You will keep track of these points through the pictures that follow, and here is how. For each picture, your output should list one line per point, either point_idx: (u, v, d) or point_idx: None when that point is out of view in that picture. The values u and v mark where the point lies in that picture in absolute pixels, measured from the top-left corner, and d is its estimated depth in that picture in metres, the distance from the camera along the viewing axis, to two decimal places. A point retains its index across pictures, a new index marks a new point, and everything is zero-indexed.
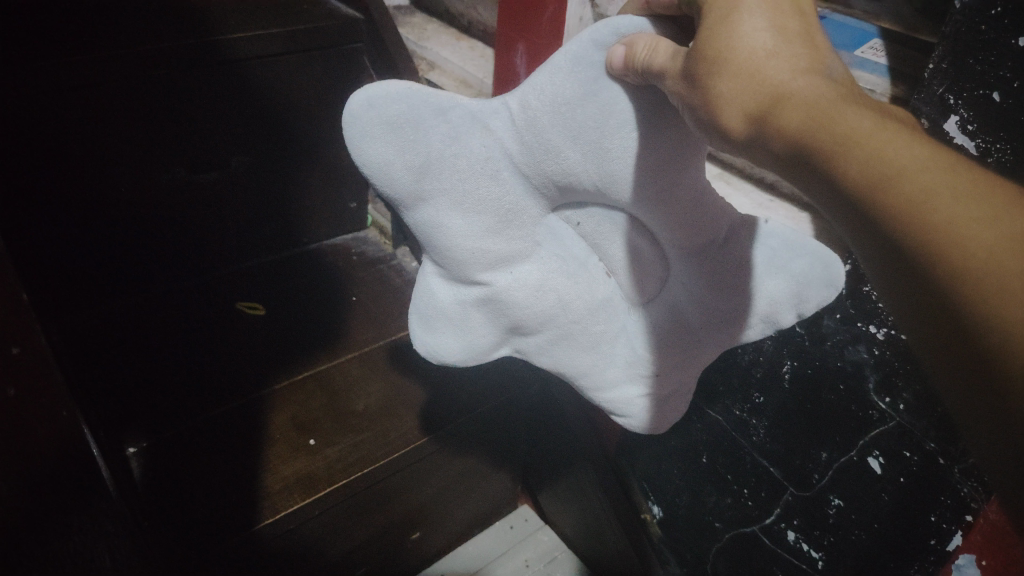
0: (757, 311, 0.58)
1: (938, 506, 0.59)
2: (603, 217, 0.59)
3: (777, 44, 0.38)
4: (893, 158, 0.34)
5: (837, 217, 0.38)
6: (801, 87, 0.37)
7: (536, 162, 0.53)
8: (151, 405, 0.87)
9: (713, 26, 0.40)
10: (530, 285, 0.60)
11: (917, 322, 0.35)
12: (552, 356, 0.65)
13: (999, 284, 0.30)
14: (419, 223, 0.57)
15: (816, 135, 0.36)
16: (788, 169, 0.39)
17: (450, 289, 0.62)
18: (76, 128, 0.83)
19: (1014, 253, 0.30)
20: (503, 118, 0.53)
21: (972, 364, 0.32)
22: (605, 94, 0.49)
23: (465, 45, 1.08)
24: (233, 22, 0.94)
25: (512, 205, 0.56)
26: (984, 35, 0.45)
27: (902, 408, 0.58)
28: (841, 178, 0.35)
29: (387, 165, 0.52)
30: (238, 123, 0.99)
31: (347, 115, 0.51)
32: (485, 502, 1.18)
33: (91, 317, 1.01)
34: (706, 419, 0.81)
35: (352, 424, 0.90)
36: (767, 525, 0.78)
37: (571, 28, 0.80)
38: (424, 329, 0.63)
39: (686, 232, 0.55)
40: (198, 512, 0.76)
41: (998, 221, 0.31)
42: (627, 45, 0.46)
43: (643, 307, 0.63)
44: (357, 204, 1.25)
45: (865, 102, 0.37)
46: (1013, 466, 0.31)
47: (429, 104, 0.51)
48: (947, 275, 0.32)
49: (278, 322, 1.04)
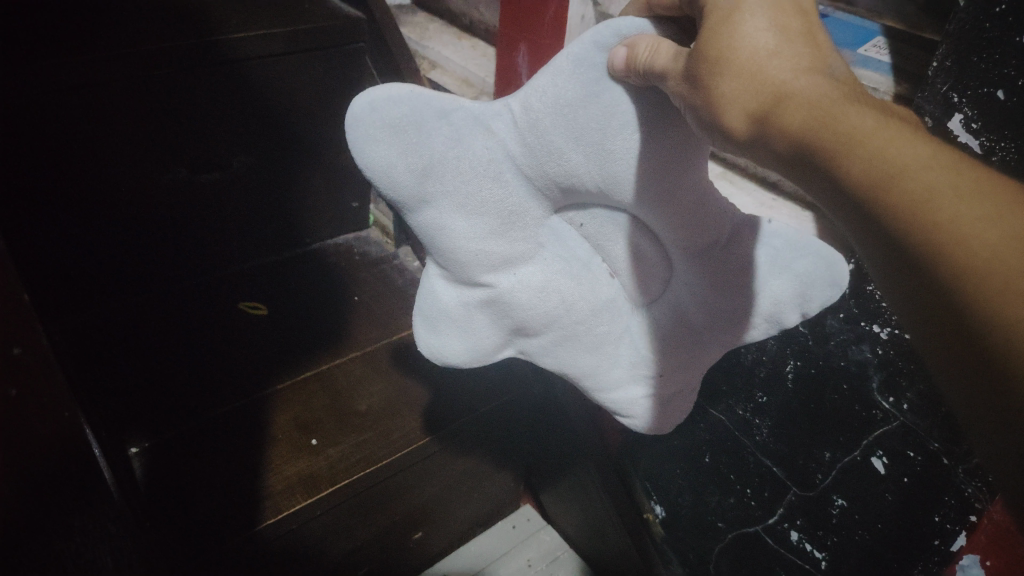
0: (760, 311, 0.57)
1: (942, 507, 0.59)
2: (606, 218, 0.59)
3: (778, 44, 0.38)
4: (895, 158, 0.34)
5: (839, 216, 0.38)
6: (804, 87, 0.37)
7: (539, 163, 0.53)
8: (152, 405, 0.87)
9: (715, 27, 0.39)
10: (534, 287, 0.60)
11: (918, 320, 0.35)
12: (556, 358, 0.65)
13: (1000, 283, 0.30)
14: (422, 225, 0.56)
15: (819, 135, 0.36)
16: (790, 169, 0.39)
17: (453, 291, 0.61)
18: (78, 129, 0.83)
19: (1016, 252, 0.30)
20: (505, 120, 0.53)
21: (975, 364, 0.32)
22: (607, 96, 0.49)
23: (467, 45, 1.08)
24: (234, 22, 0.94)
25: (515, 206, 0.56)
26: (987, 33, 0.45)
27: (905, 408, 0.58)
28: (843, 176, 0.35)
29: (389, 168, 0.52)
30: (240, 123, 0.99)
31: (349, 117, 0.50)
32: (487, 501, 1.18)
33: (93, 317, 1.01)
34: (709, 419, 0.81)
35: (354, 423, 0.90)
36: (770, 525, 0.78)
37: (574, 28, 0.79)
38: (427, 331, 0.63)
39: (689, 233, 0.55)
40: (200, 512, 0.76)
41: (1000, 221, 0.31)
42: (628, 46, 0.46)
43: (646, 307, 0.64)
44: (359, 203, 1.25)
45: (867, 100, 0.37)
46: (1014, 469, 0.31)
47: (432, 106, 0.50)
48: (949, 274, 0.32)
49: (281, 322, 1.05)
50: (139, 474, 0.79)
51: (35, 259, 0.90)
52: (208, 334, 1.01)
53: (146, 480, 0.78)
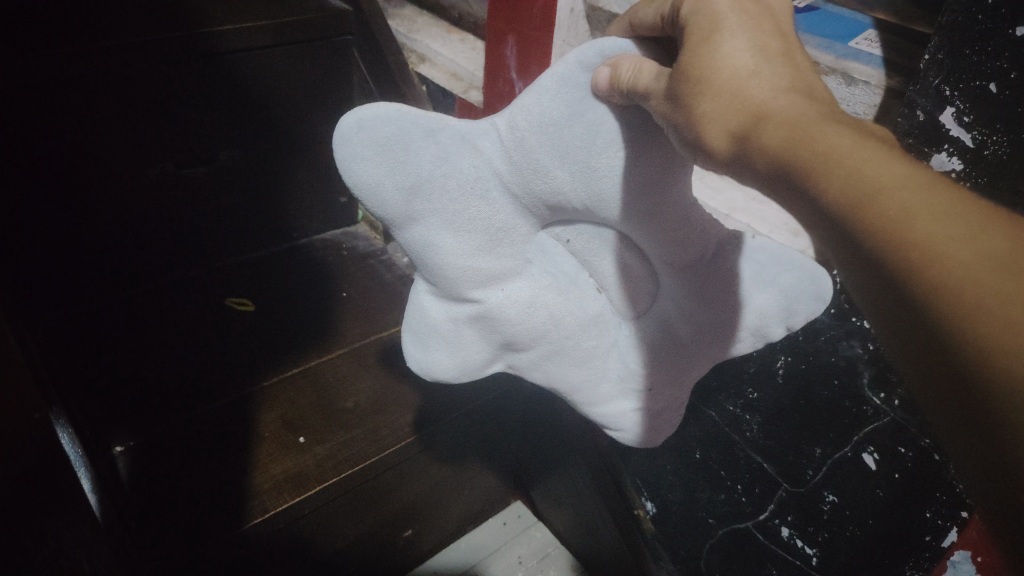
0: (746, 325, 0.57)
1: (933, 503, 0.58)
2: (593, 234, 0.58)
3: (757, 63, 0.38)
4: (873, 178, 0.33)
5: (819, 237, 0.36)
6: (784, 105, 0.36)
7: (525, 181, 0.52)
8: (137, 403, 0.86)
9: (694, 47, 0.40)
10: (521, 302, 0.59)
11: (897, 342, 0.34)
12: (545, 373, 0.64)
13: (973, 302, 0.30)
14: (410, 243, 0.55)
15: (797, 155, 0.35)
16: (769, 186, 0.38)
17: (442, 307, 0.60)
18: (56, 122, 0.82)
19: (992, 273, 0.30)
20: (492, 139, 0.52)
21: (950, 387, 0.31)
22: (591, 115, 0.48)
23: (456, 37, 1.07)
24: (219, 14, 0.92)
25: (502, 224, 0.55)
26: (980, 26, 0.44)
27: (896, 404, 0.58)
28: (822, 197, 0.34)
29: (376, 186, 0.51)
30: (225, 116, 0.98)
31: (337, 137, 0.49)
32: (478, 499, 1.18)
33: (72, 313, 0.99)
34: (700, 416, 0.80)
35: (342, 421, 0.89)
36: (760, 521, 0.77)
37: (562, 20, 0.76)
38: (417, 346, 0.63)
39: (675, 248, 0.54)
40: (186, 514, 0.75)
41: (975, 239, 0.30)
42: (611, 66, 0.45)
43: (634, 321, 0.63)
44: (347, 199, 1.23)
45: (847, 121, 0.36)
46: (992, 485, 0.30)
47: (418, 126, 0.49)
48: (925, 295, 0.31)
49: (269, 319, 1.03)
50: (121, 473, 0.78)
51: (19, 257, 0.89)
52: (192, 332, 0.99)
53: (128, 480, 0.77)
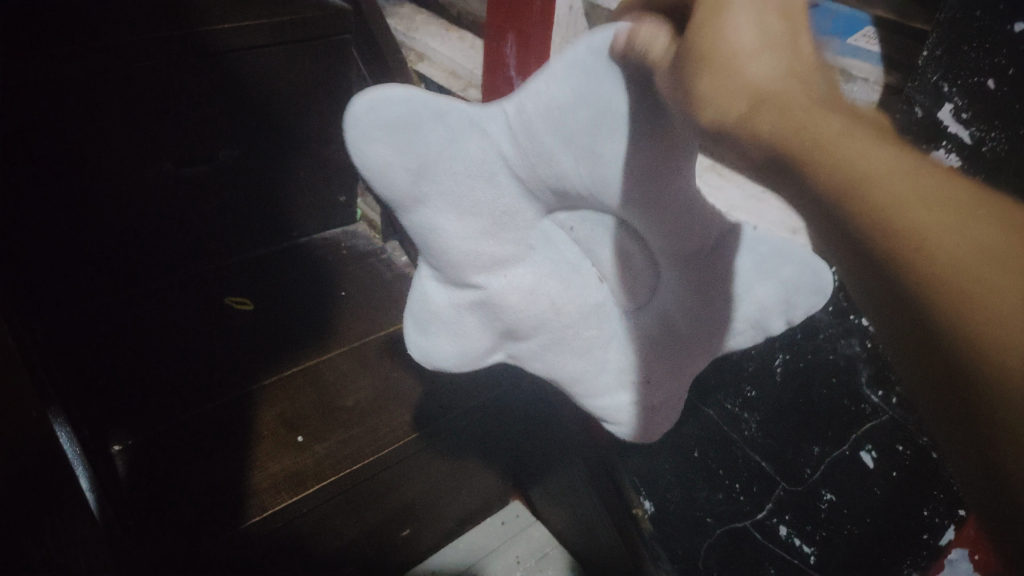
0: (741, 317, 0.57)
1: (931, 501, 0.58)
2: (596, 222, 0.58)
3: (760, 39, 0.35)
4: (867, 169, 0.31)
5: (818, 228, 0.34)
6: (776, 85, 0.34)
7: (531, 166, 0.52)
8: (139, 402, 0.86)
9: (702, 17, 0.36)
10: (523, 288, 0.60)
11: (892, 341, 0.32)
12: (544, 361, 0.66)
13: (980, 305, 0.28)
14: (415, 225, 0.56)
15: (787, 142, 0.33)
16: (760, 171, 0.35)
17: (444, 292, 0.62)
18: (56, 122, 0.81)
19: (999, 269, 0.28)
20: (499, 121, 0.52)
21: (951, 389, 0.29)
22: (596, 97, 0.47)
23: (455, 37, 1.06)
24: (218, 12, 0.92)
25: (506, 208, 0.55)
26: (978, 22, 0.45)
27: (895, 402, 0.58)
28: (820, 183, 0.32)
29: (385, 167, 0.51)
30: (224, 114, 0.97)
31: (348, 117, 0.49)
32: (476, 498, 1.17)
33: (73, 312, 0.98)
34: (697, 414, 0.80)
35: (340, 420, 0.89)
36: (758, 520, 0.76)
37: (560, 17, 0.76)
38: (421, 333, 0.65)
39: (673, 240, 0.54)
40: (185, 512, 0.75)
41: (981, 231, 0.29)
42: (631, 26, 0.43)
43: (632, 313, 0.63)
44: (345, 197, 1.23)
45: (842, 108, 0.34)
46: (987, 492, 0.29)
47: (429, 106, 0.49)
48: (928, 296, 0.30)
49: (268, 317, 1.03)
50: (120, 473, 0.77)
51: (18, 256, 0.88)
52: (192, 331, 0.99)
53: (129, 479, 0.77)
